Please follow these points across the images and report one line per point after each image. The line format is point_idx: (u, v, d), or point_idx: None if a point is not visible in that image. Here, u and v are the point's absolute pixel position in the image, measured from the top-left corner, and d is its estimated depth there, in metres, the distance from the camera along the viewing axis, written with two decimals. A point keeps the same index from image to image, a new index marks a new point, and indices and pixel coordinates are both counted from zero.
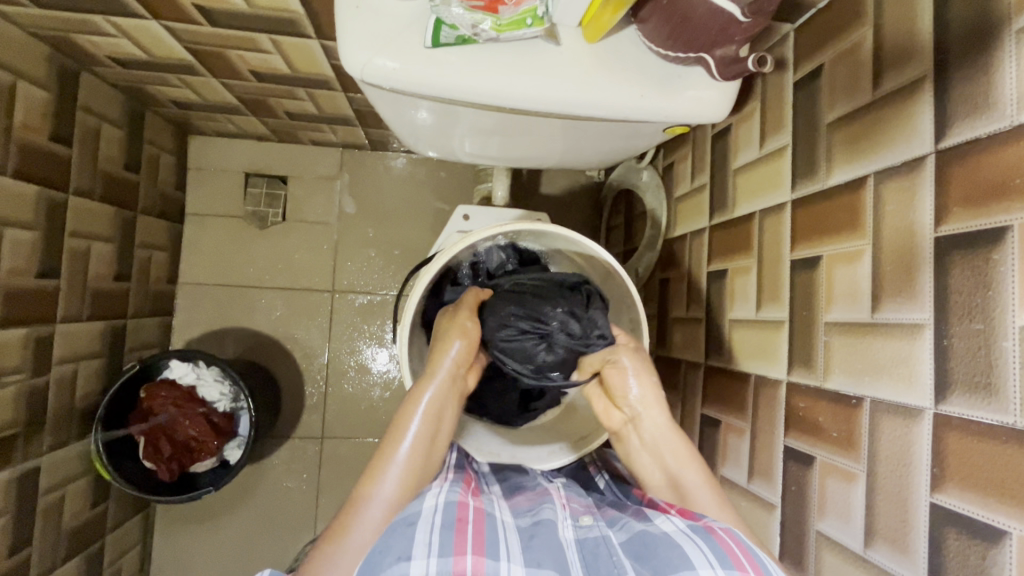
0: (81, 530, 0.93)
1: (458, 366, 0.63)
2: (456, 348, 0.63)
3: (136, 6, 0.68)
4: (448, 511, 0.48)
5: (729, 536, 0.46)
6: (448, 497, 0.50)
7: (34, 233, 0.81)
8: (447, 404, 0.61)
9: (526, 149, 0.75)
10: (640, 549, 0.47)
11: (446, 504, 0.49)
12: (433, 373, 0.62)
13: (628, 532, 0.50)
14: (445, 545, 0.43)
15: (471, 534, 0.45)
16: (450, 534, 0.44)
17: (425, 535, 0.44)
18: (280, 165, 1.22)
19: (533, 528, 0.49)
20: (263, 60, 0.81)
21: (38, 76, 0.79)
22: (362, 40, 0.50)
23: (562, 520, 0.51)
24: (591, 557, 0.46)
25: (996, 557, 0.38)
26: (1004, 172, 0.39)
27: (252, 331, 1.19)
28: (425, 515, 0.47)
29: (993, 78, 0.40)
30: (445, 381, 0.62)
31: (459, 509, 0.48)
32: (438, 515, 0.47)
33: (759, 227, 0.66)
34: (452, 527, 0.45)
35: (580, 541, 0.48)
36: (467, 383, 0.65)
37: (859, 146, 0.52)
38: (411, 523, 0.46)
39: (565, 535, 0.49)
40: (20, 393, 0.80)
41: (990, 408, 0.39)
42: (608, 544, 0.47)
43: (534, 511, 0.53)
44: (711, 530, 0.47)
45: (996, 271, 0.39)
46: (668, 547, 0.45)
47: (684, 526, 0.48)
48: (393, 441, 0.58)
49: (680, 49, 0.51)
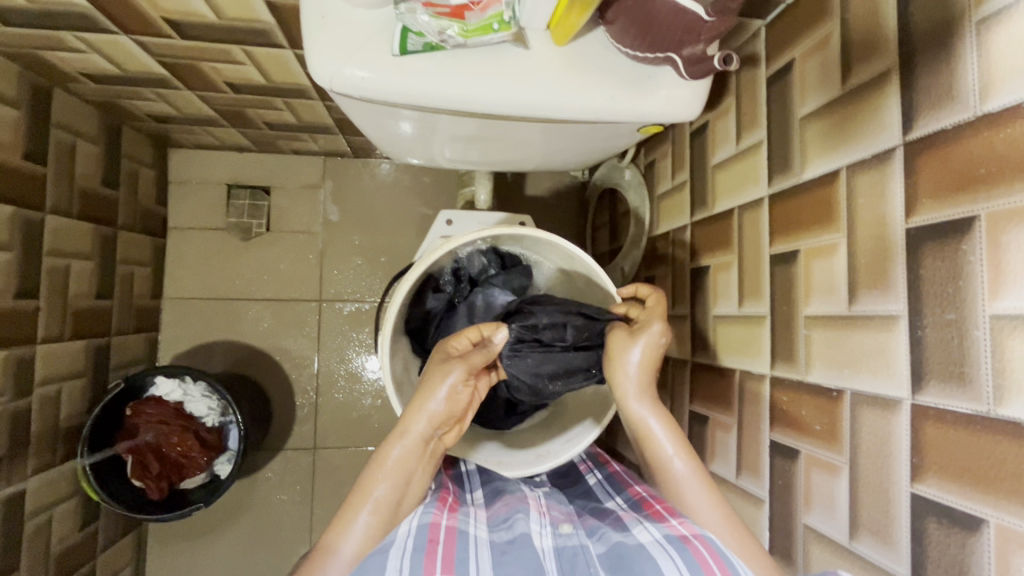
0: (71, 553, 0.92)
1: (436, 427, 0.58)
2: (424, 422, 0.57)
3: (105, 21, 0.67)
4: (420, 533, 0.48)
5: (703, 544, 0.46)
6: (421, 519, 0.50)
7: (10, 254, 0.80)
8: (415, 469, 0.57)
9: (505, 152, 0.75)
10: (616, 561, 0.47)
11: (419, 527, 0.49)
12: (400, 436, 0.57)
13: (606, 544, 0.50)
14: (414, 569, 0.43)
15: (441, 555, 0.45)
16: (421, 557, 0.44)
17: (396, 563, 0.44)
18: (263, 176, 1.21)
19: (507, 545, 0.49)
20: (238, 70, 0.81)
21: (9, 95, 0.78)
22: (329, 50, 0.50)
23: (536, 529, 0.51)
24: (569, 567, 0.47)
25: (974, 544, 0.39)
26: (970, 163, 0.40)
27: (240, 343, 1.18)
28: (398, 541, 0.47)
29: (956, 70, 0.41)
30: (414, 445, 0.57)
31: (431, 530, 0.48)
32: (411, 539, 0.47)
33: (739, 223, 0.66)
34: (423, 549, 0.45)
35: (557, 550, 0.49)
36: (444, 442, 0.60)
37: (831, 141, 0.53)
38: (385, 551, 0.46)
39: (542, 543, 0.49)
40: (2, 417, 0.79)
41: (965, 397, 0.39)
42: (585, 554, 0.48)
43: (508, 522, 0.53)
44: (685, 540, 0.47)
45: (966, 261, 0.40)
46: (642, 559, 0.46)
47: (660, 535, 0.48)
48: (356, 501, 0.55)
49: (647, 49, 0.51)
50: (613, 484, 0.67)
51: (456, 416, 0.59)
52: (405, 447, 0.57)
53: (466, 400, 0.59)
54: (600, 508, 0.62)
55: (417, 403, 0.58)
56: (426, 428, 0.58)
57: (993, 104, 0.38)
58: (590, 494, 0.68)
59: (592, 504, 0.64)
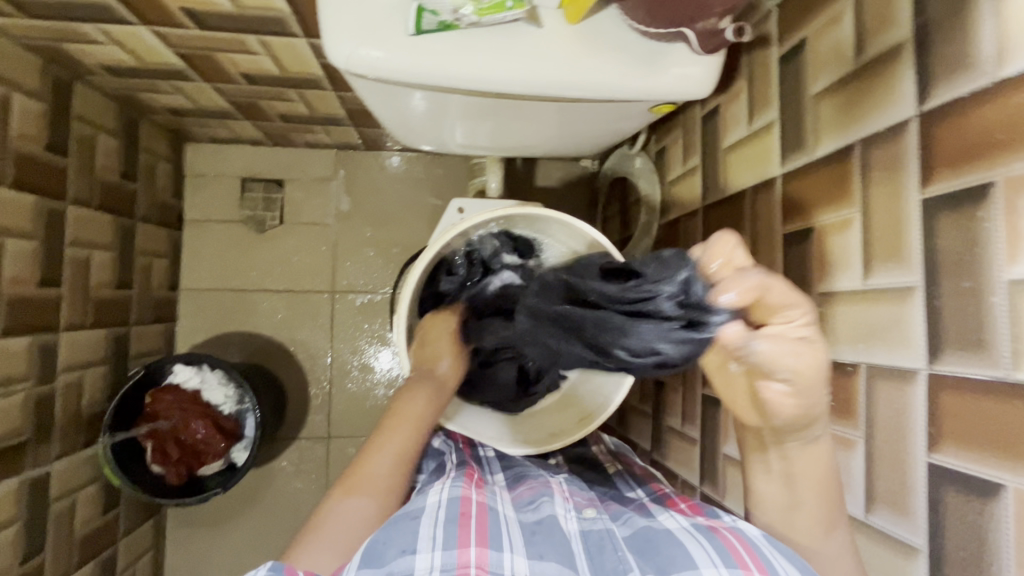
0: (94, 537, 0.94)
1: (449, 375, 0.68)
2: (447, 364, 0.69)
3: (125, 12, 0.69)
4: (451, 506, 0.48)
5: (733, 534, 0.46)
6: (452, 492, 0.51)
7: (33, 244, 0.82)
8: (437, 408, 0.64)
9: (515, 133, 0.76)
10: (644, 544, 0.48)
11: (450, 500, 0.49)
12: (424, 380, 0.66)
13: (631, 527, 0.51)
14: (449, 539, 0.44)
15: (474, 528, 0.46)
16: (454, 527, 0.45)
17: (429, 531, 0.44)
18: (276, 169, 1.23)
19: (536, 524, 0.49)
20: (253, 61, 0.82)
21: (33, 88, 0.80)
22: (346, 31, 0.51)
23: (562, 513, 0.52)
24: (596, 549, 0.48)
25: (992, 511, 0.39)
26: (985, 130, 0.39)
27: (255, 334, 1.20)
28: (428, 510, 0.47)
29: (972, 38, 0.41)
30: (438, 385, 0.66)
31: (463, 503, 0.49)
32: (442, 511, 0.47)
33: (751, 204, 0.67)
34: (456, 520, 0.46)
35: (584, 534, 0.50)
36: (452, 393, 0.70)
37: (844, 117, 0.53)
38: (416, 518, 0.46)
39: (569, 526, 0.50)
40: (27, 401, 0.81)
41: (981, 363, 0.39)
42: (612, 538, 0.49)
43: (534, 504, 0.54)
44: (715, 529, 0.47)
45: (982, 229, 0.39)
46: (670, 544, 0.46)
47: (687, 523, 0.49)
48: (391, 427, 0.60)
49: (660, 25, 0.51)
50: (632, 477, 0.69)
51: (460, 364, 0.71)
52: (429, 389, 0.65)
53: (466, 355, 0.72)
54: (622, 496, 0.63)
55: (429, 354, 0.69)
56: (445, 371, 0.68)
57: (1010, 70, 0.38)
58: (611, 482, 0.69)
59: (614, 493, 0.65)
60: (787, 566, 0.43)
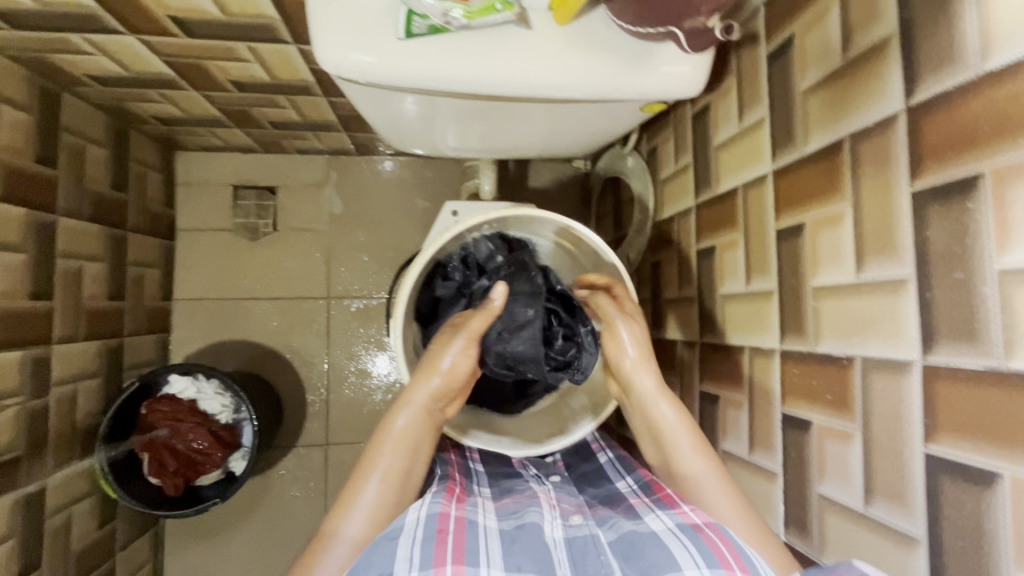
0: (91, 551, 0.93)
1: (437, 400, 0.61)
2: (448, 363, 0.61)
3: (112, 22, 0.68)
4: (429, 523, 0.48)
5: (716, 533, 0.47)
6: (430, 508, 0.50)
7: (25, 256, 0.81)
8: (423, 430, 0.59)
9: (508, 134, 0.76)
10: (627, 548, 0.48)
11: (428, 516, 0.49)
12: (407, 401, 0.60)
13: (618, 531, 0.51)
14: (425, 559, 0.43)
15: (451, 545, 0.45)
16: (431, 546, 0.45)
17: (406, 552, 0.44)
18: (267, 176, 1.22)
19: (516, 531, 0.49)
20: (242, 68, 0.82)
21: (19, 100, 0.79)
22: (336, 36, 0.51)
23: (547, 520, 0.52)
24: (581, 557, 0.48)
25: (989, 500, 0.39)
26: (972, 121, 0.40)
27: (249, 342, 1.19)
28: (406, 529, 0.47)
29: (956, 33, 0.41)
30: (419, 413, 0.60)
31: (441, 520, 0.49)
32: (419, 529, 0.47)
33: (743, 200, 0.67)
34: (433, 539, 0.46)
35: (568, 541, 0.50)
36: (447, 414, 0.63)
37: (834, 112, 0.53)
38: (393, 538, 0.46)
39: (553, 534, 0.50)
40: (20, 416, 0.80)
41: (975, 353, 0.40)
42: (596, 543, 0.49)
43: (518, 513, 0.53)
44: (698, 529, 0.48)
45: (972, 219, 0.40)
46: (654, 547, 0.47)
47: (672, 524, 0.50)
48: (376, 451, 0.58)
49: (648, 25, 0.51)
50: (620, 463, 0.69)
51: (454, 388, 0.61)
52: (419, 409, 0.60)
53: (468, 369, 0.62)
54: (611, 493, 0.63)
55: (427, 366, 0.61)
56: (429, 397, 0.60)
57: (994, 62, 0.38)
58: (601, 475, 0.69)
59: (603, 489, 0.65)
60: (768, 567, 0.44)
